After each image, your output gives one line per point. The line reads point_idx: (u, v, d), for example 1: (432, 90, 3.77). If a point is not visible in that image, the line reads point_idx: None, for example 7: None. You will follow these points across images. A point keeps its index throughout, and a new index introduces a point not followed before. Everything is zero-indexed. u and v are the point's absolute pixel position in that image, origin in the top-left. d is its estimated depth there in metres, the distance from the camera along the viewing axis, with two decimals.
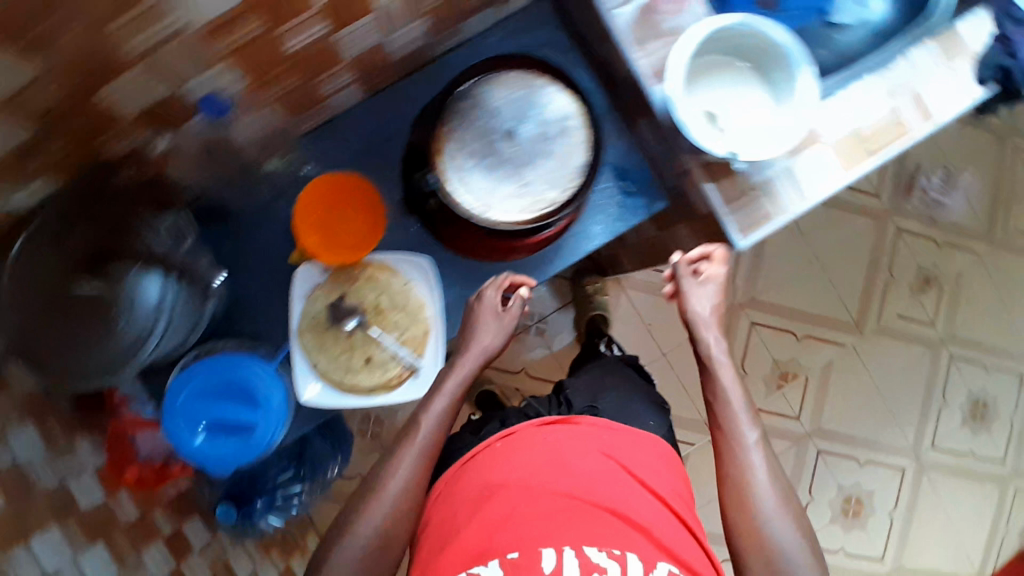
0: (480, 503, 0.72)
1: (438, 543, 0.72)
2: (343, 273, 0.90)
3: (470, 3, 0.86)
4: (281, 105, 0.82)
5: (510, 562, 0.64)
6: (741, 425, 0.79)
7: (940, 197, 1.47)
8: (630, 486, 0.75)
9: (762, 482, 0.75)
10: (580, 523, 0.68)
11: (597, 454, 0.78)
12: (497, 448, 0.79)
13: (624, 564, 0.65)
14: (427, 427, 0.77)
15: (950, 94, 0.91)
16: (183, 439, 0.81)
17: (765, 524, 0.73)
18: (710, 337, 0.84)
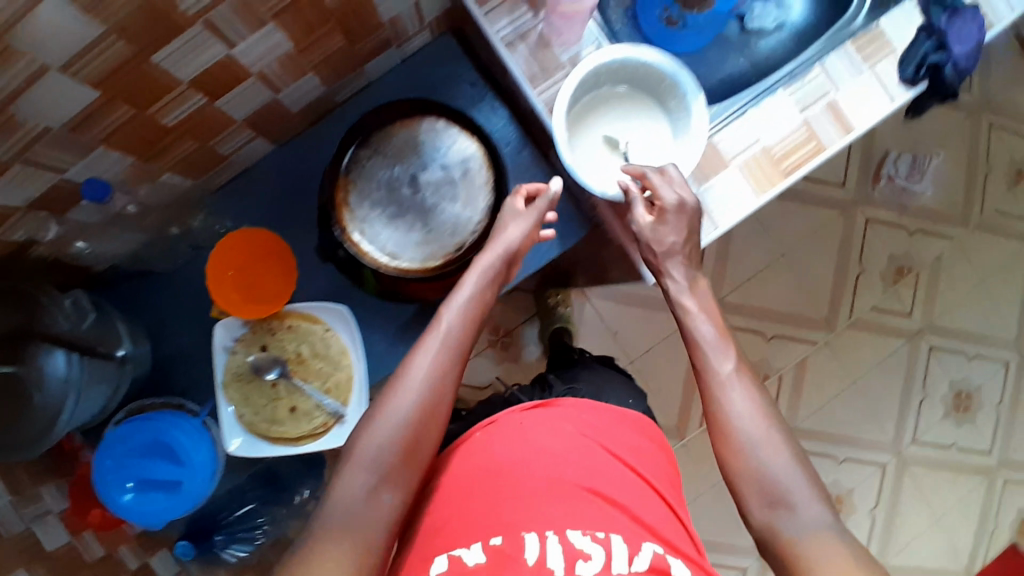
0: (457, 493, 0.67)
1: (423, 532, 0.66)
2: (262, 324, 0.91)
3: (360, 50, 0.85)
4: (182, 167, 0.83)
5: (494, 548, 0.60)
6: (721, 360, 0.71)
7: (909, 184, 1.40)
8: (615, 468, 0.70)
9: (754, 427, 0.66)
10: (562, 503, 0.64)
11: (575, 434, 0.72)
12: (478, 437, 0.72)
13: (608, 549, 0.61)
14: (426, 364, 0.67)
15: (872, 99, 0.85)
16: (111, 497, 0.84)
17: (756, 460, 0.64)
18: (673, 284, 0.76)
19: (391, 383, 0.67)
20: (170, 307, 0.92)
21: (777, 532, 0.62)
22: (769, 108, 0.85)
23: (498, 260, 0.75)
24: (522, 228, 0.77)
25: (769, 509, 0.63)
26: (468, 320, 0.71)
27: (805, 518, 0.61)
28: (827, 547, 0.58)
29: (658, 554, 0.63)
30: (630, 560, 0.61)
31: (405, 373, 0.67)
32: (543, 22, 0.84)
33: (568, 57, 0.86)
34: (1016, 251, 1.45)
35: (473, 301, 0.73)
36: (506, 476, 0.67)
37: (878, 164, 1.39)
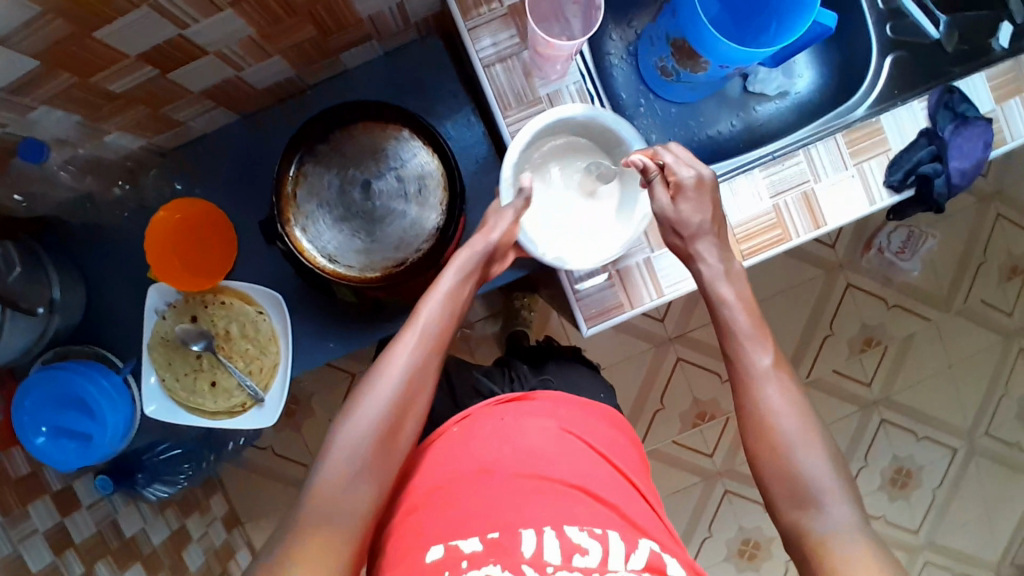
0: (442, 486, 0.67)
1: (405, 532, 0.65)
2: (196, 295, 0.91)
3: (333, 41, 0.82)
4: (132, 129, 0.81)
5: (491, 540, 0.59)
6: (757, 352, 0.70)
7: (898, 257, 1.37)
8: (593, 464, 0.71)
9: (790, 423, 0.65)
10: (551, 500, 0.64)
11: (556, 430, 0.74)
12: (454, 433, 0.75)
13: (606, 545, 0.60)
14: (407, 358, 0.70)
15: (849, 198, 0.82)
16: (25, 437, 0.86)
17: (794, 460, 0.64)
18: (707, 268, 0.75)
19: (370, 376, 0.69)
20: (109, 260, 0.92)
21: (805, 536, 0.61)
22: (742, 186, 0.82)
23: (477, 258, 0.77)
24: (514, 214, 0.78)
25: (796, 512, 0.63)
26: (446, 312, 0.74)
27: (834, 521, 0.61)
28: (856, 550, 0.58)
29: (654, 553, 0.62)
30: (626, 558, 0.59)
31: (383, 369, 0.69)
32: (528, 49, 0.81)
33: (547, 92, 0.84)
34: (990, 346, 1.42)
35: (452, 295, 0.75)
36: (492, 473, 0.68)
37: (873, 233, 1.35)
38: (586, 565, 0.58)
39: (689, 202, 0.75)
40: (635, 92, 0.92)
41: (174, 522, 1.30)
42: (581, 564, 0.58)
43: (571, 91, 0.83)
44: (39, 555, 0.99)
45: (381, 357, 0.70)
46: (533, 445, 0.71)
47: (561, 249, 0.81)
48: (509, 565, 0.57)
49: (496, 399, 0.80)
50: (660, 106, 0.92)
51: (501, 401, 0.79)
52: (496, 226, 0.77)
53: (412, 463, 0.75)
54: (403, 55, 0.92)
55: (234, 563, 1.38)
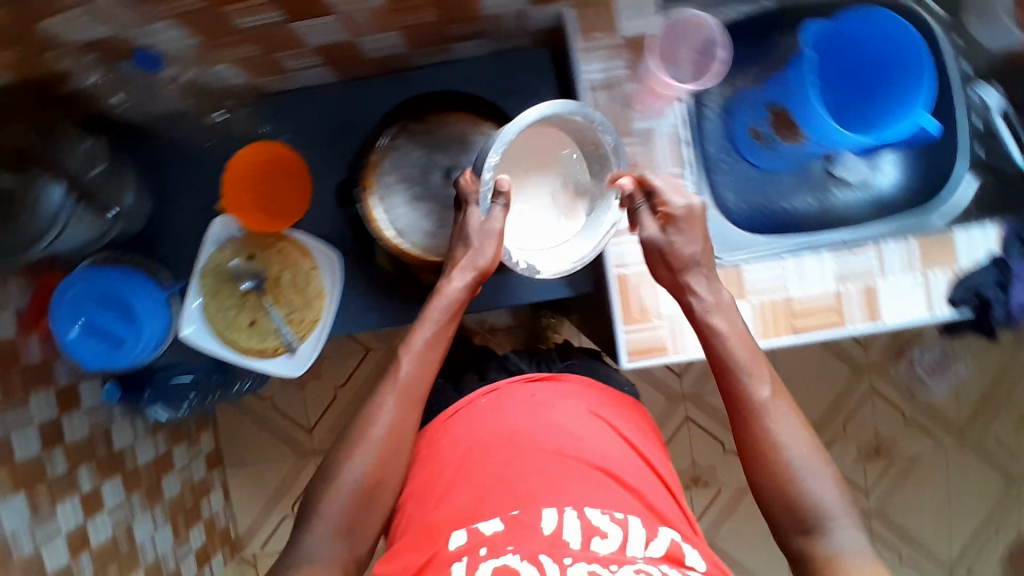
0: (471, 453, 0.78)
1: (430, 496, 0.77)
2: (257, 236, 0.94)
3: (454, 30, 0.84)
4: (242, 66, 0.83)
5: (512, 518, 0.69)
6: (755, 383, 0.74)
7: (925, 374, 1.37)
8: (615, 447, 0.80)
9: (793, 454, 0.70)
10: (574, 485, 0.73)
11: (584, 412, 0.83)
12: (483, 403, 0.85)
13: (626, 530, 0.69)
14: (387, 414, 0.79)
15: (909, 301, 0.84)
16: (59, 327, 0.86)
17: (796, 487, 0.70)
18: (698, 302, 0.77)
19: (354, 430, 0.79)
20: (184, 178, 0.95)
21: (812, 554, 0.68)
22: (810, 265, 0.82)
23: (457, 300, 0.83)
24: (496, 220, 0.80)
25: (801, 532, 0.70)
26: (426, 361, 0.82)
27: (837, 540, 0.68)
28: (863, 565, 0.66)
29: (674, 542, 0.71)
30: (644, 544, 0.69)
31: (366, 425, 0.78)
32: (638, 84, 0.82)
33: (643, 127, 0.83)
34: (993, 486, 1.41)
35: (428, 348, 0.82)
36: (514, 450, 0.77)
37: (909, 345, 1.36)
38: (606, 548, 0.67)
39: (687, 233, 0.77)
40: (722, 148, 0.90)
41: (161, 447, 1.32)
42: (602, 547, 0.67)
43: (666, 132, 0.83)
44: (26, 444, 1.02)
45: (364, 410, 0.80)
46: (547, 425, 0.80)
47: (528, 252, 0.84)
48: (527, 555, 0.65)
49: (525, 376, 0.88)
50: (744, 168, 0.90)
51: (530, 379, 0.88)
52: (484, 253, 0.81)
53: (436, 431, 0.85)
54: (514, 59, 0.94)
55: (206, 500, 1.42)
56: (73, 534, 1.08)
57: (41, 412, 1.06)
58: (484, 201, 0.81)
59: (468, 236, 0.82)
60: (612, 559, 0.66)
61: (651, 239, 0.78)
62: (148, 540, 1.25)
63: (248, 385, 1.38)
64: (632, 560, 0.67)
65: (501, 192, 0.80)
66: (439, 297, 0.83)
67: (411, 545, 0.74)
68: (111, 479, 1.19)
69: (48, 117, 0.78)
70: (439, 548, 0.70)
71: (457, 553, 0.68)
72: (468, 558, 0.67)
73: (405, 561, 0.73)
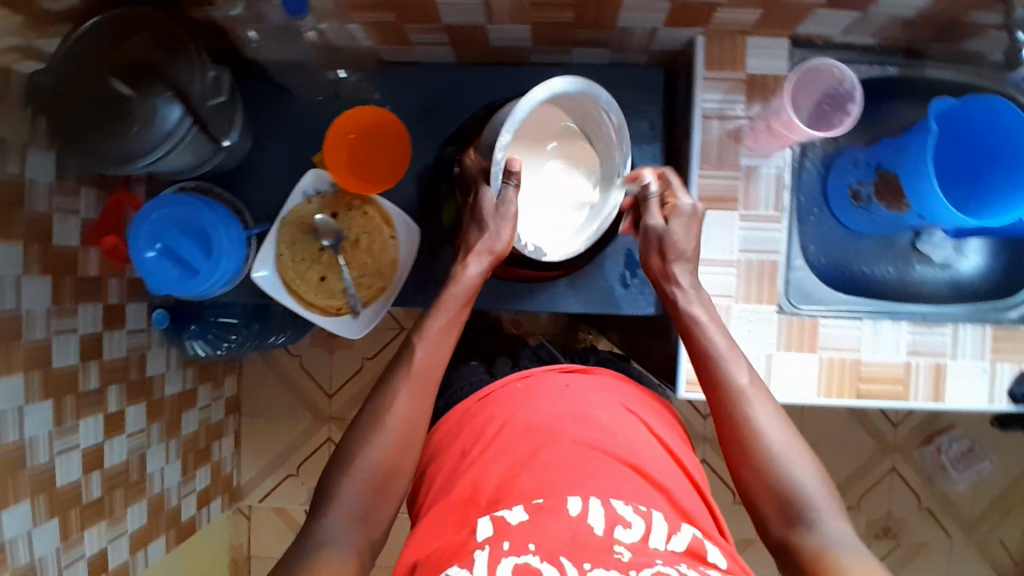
0: (501, 437, 0.77)
1: (456, 478, 0.75)
2: (345, 195, 0.95)
3: (581, 35, 0.85)
4: (371, 30, 0.85)
5: (535, 507, 0.66)
6: (732, 370, 0.72)
7: (951, 467, 1.36)
8: (643, 442, 0.76)
9: (772, 439, 0.68)
10: (600, 476, 0.70)
11: (619, 409, 0.80)
12: (517, 388, 0.84)
13: (649, 523, 0.66)
14: (401, 405, 0.75)
15: (972, 386, 0.84)
16: (137, 246, 0.87)
17: (776, 473, 0.67)
18: (681, 294, 0.77)
19: (365, 416, 0.75)
20: (285, 126, 0.97)
21: (799, 548, 0.64)
22: (886, 331, 0.83)
23: (472, 286, 0.81)
24: (511, 204, 0.80)
25: (788, 526, 0.65)
26: (438, 349, 0.79)
27: (831, 533, 0.64)
28: (859, 559, 0.61)
29: (697, 539, 0.67)
30: (667, 538, 0.65)
31: (377, 414, 0.75)
32: (749, 120, 0.82)
33: (748, 163, 0.83)
34: None
35: (444, 334, 0.79)
36: (539, 436, 0.75)
37: (937, 432, 1.35)
38: (628, 539, 0.64)
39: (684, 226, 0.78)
40: (814, 201, 0.92)
41: (187, 381, 1.35)
42: (624, 538, 0.64)
43: (769, 173, 0.83)
44: (65, 352, 1.03)
45: (375, 399, 0.76)
46: (571, 412, 0.78)
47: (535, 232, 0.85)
48: (548, 554, 0.61)
49: (561, 367, 0.88)
50: (829, 224, 0.92)
51: (565, 370, 0.87)
52: (500, 236, 0.80)
53: (473, 412, 0.83)
54: (626, 74, 0.95)
55: (217, 445, 1.46)
56: (89, 451, 1.08)
57: (88, 322, 1.08)
58: (497, 182, 0.80)
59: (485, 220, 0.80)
60: (633, 556, 0.62)
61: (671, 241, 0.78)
62: (157, 471, 1.26)
63: (283, 339, 1.39)
64: (654, 557, 0.63)
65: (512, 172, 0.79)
66: (456, 281, 0.81)
67: (435, 523, 0.71)
68: (137, 404, 1.20)
69: (176, 39, 0.80)
70: (464, 536, 0.67)
71: (481, 543, 0.64)
72: (491, 550, 0.63)
73: (430, 542, 0.70)
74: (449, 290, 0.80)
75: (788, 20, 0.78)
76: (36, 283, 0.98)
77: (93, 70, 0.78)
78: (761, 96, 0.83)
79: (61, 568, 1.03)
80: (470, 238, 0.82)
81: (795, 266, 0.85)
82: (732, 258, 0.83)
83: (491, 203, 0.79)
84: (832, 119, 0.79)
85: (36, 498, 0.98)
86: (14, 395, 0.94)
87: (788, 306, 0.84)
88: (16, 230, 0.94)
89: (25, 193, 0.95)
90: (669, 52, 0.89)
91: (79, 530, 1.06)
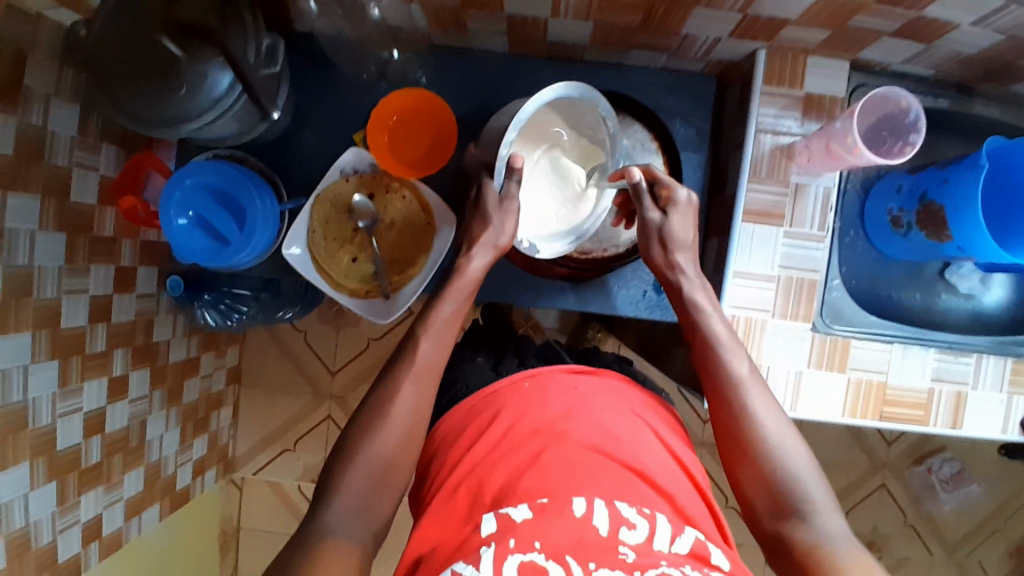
0: (503, 436, 0.71)
1: (459, 477, 0.69)
2: (385, 177, 0.93)
3: (642, 38, 0.85)
4: (430, 13, 0.83)
5: (540, 506, 0.62)
6: (731, 357, 0.71)
7: (938, 486, 1.41)
8: (649, 445, 0.71)
9: (768, 430, 0.67)
10: (602, 479, 0.65)
11: (625, 409, 0.75)
12: (525, 387, 0.75)
13: (653, 525, 0.63)
14: (407, 397, 0.73)
15: (991, 417, 0.86)
16: (168, 214, 0.85)
17: (770, 464, 0.65)
18: (685, 281, 0.77)
19: (366, 411, 0.73)
20: (327, 101, 0.95)
21: (791, 541, 0.62)
22: (913, 356, 0.85)
23: (476, 279, 0.81)
24: (513, 199, 0.80)
25: (780, 518, 0.64)
26: (439, 337, 0.78)
27: (825, 527, 0.62)
28: (853, 554, 0.60)
29: (699, 541, 0.64)
30: (671, 541, 0.62)
31: (382, 401, 0.73)
32: (803, 138, 0.84)
33: (796, 181, 0.85)
34: None
35: (450, 320, 0.79)
36: (542, 432, 0.70)
37: (929, 452, 1.40)
38: (632, 541, 0.61)
39: (681, 220, 0.77)
40: (851, 223, 0.93)
41: (191, 350, 1.32)
42: (628, 540, 0.61)
43: (818, 191, 0.84)
44: (74, 313, 1.00)
45: (379, 388, 0.75)
46: (574, 408, 0.73)
47: (526, 226, 0.86)
48: (553, 553, 0.59)
49: (569, 366, 0.80)
50: (864, 246, 0.93)
51: (575, 370, 0.78)
52: (502, 231, 0.81)
53: (474, 407, 0.76)
54: (677, 80, 0.95)
55: (216, 415, 1.45)
56: (92, 416, 1.05)
57: (100, 284, 1.05)
58: (499, 177, 0.80)
59: (488, 213, 0.81)
60: (637, 558, 0.59)
61: (671, 234, 0.77)
62: (156, 439, 1.23)
63: (293, 313, 1.37)
64: (659, 559, 0.60)
65: (513, 168, 0.80)
66: (460, 273, 0.80)
67: (436, 518, 0.68)
68: (141, 370, 1.17)
69: (232, 4, 0.77)
70: (467, 532, 0.64)
71: (486, 540, 0.61)
72: (496, 547, 0.60)
73: (432, 538, 0.67)
74: (453, 282, 0.80)
75: (850, 44, 0.79)
76: (52, 241, 0.95)
77: (144, 28, 0.75)
78: (817, 115, 0.85)
79: (56, 532, 1.00)
80: (472, 229, 0.81)
81: (832, 285, 0.87)
82: (772, 273, 0.85)
83: (494, 197, 0.80)
84: (892, 147, 0.79)
85: (35, 460, 0.95)
86: (22, 353, 0.91)
87: (820, 325, 0.86)
88: (34, 183, 0.90)
89: (47, 145, 0.92)
90: (725, 62, 0.89)
91: (76, 494, 1.03)
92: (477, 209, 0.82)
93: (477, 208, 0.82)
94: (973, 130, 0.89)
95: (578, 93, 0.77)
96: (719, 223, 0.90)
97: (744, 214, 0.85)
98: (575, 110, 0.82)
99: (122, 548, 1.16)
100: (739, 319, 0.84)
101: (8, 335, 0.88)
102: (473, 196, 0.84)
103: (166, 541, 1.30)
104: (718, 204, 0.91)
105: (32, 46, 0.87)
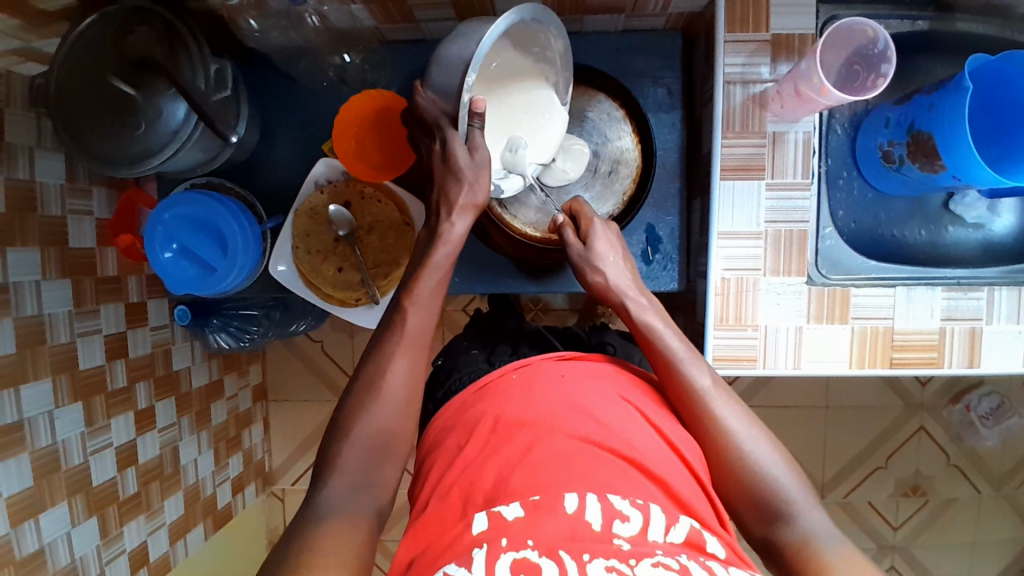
0: (490, 437, 0.63)
1: (449, 479, 0.62)
2: (354, 180, 0.94)
3: (593, 2, 0.82)
4: (375, 9, 0.82)
5: (531, 503, 0.55)
6: (692, 370, 0.69)
7: (979, 423, 1.35)
8: (641, 427, 0.63)
9: (742, 441, 0.65)
10: (594, 469, 0.57)
11: (613, 393, 0.66)
12: (513, 379, 0.69)
13: (648, 514, 0.55)
14: (397, 378, 0.65)
15: (1010, 349, 0.83)
16: (152, 248, 0.87)
17: (751, 475, 0.64)
18: (633, 303, 0.74)
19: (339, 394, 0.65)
20: (295, 113, 0.97)
21: (780, 544, 0.61)
22: (919, 299, 0.82)
23: (459, 242, 0.74)
24: (483, 148, 0.72)
25: (766, 523, 0.63)
26: (410, 300, 0.69)
27: (810, 525, 0.61)
28: (837, 547, 0.59)
29: (695, 529, 0.56)
30: (666, 531, 0.54)
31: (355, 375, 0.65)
32: (775, 83, 0.79)
33: (773, 129, 0.81)
34: (1020, 538, 1.40)
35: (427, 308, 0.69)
36: (529, 425, 0.62)
37: (965, 389, 1.34)
38: (626, 533, 0.53)
39: (612, 252, 0.78)
40: (843, 164, 0.89)
41: (213, 373, 1.34)
42: (623, 532, 0.53)
43: (796, 138, 0.80)
44: (91, 353, 1.00)
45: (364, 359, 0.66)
46: (563, 399, 0.64)
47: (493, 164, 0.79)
48: (547, 549, 0.51)
49: (559, 354, 0.73)
50: (860, 187, 0.89)
51: (565, 359, 0.72)
52: (480, 187, 0.73)
53: (465, 403, 0.70)
54: (640, 40, 0.92)
55: (247, 432, 1.49)
56: (122, 450, 1.06)
57: (112, 323, 1.05)
58: (461, 124, 0.71)
59: (460, 170, 0.72)
60: (633, 548, 0.52)
61: (607, 262, 0.77)
62: (191, 462, 1.25)
63: (305, 326, 1.37)
64: (654, 549, 0.52)
65: (476, 113, 0.70)
66: (441, 242, 0.73)
67: (428, 519, 0.60)
68: (166, 400, 1.18)
69: (177, 34, 0.77)
70: (459, 532, 0.57)
71: (478, 540, 0.54)
72: (488, 547, 0.53)
73: (423, 540, 0.59)
74: (436, 251, 0.72)
75: None
76: (58, 288, 0.95)
77: (95, 72, 0.77)
78: (787, 57, 0.80)
79: (103, 564, 1.02)
80: (448, 191, 0.73)
81: (826, 234, 0.84)
82: (759, 229, 0.81)
83: (466, 153, 0.71)
84: (866, 81, 0.77)
85: (73, 498, 0.97)
86: (44, 400, 0.92)
87: (817, 277, 0.83)
88: (32, 236, 0.91)
89: (38, 198, 0.92)
90: (687, 14, 0.86)
91: (118, 525, 1.05)
92: (446, 167, 0.73)
93: (447, 164, 0.73)
94: (943, 46, 0.86)
95: (535, 16, 0.71)
96: (702, 184, 0.87)
97: (725, 170, 0.81)
98: (527, 34, 0.74)
99: (172, 570, 1.19)
100: (730, 280, 0.82)
101: (28, 384, 0.90)
102: (437, 153, 0.74)
103: (212, 560, 1.32)
104: (700, 163, 0.88)
105: (6, 103, 0.87)
